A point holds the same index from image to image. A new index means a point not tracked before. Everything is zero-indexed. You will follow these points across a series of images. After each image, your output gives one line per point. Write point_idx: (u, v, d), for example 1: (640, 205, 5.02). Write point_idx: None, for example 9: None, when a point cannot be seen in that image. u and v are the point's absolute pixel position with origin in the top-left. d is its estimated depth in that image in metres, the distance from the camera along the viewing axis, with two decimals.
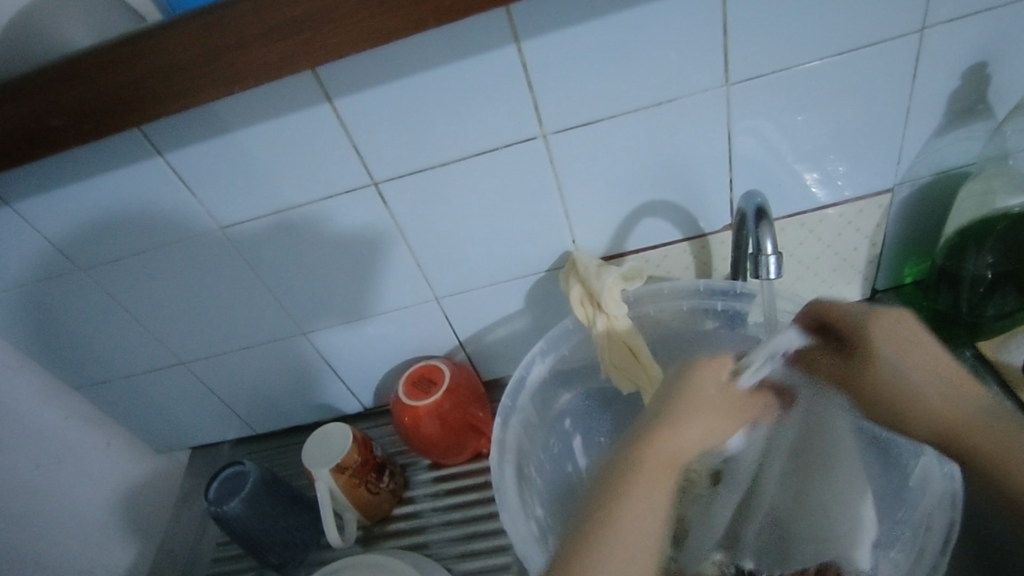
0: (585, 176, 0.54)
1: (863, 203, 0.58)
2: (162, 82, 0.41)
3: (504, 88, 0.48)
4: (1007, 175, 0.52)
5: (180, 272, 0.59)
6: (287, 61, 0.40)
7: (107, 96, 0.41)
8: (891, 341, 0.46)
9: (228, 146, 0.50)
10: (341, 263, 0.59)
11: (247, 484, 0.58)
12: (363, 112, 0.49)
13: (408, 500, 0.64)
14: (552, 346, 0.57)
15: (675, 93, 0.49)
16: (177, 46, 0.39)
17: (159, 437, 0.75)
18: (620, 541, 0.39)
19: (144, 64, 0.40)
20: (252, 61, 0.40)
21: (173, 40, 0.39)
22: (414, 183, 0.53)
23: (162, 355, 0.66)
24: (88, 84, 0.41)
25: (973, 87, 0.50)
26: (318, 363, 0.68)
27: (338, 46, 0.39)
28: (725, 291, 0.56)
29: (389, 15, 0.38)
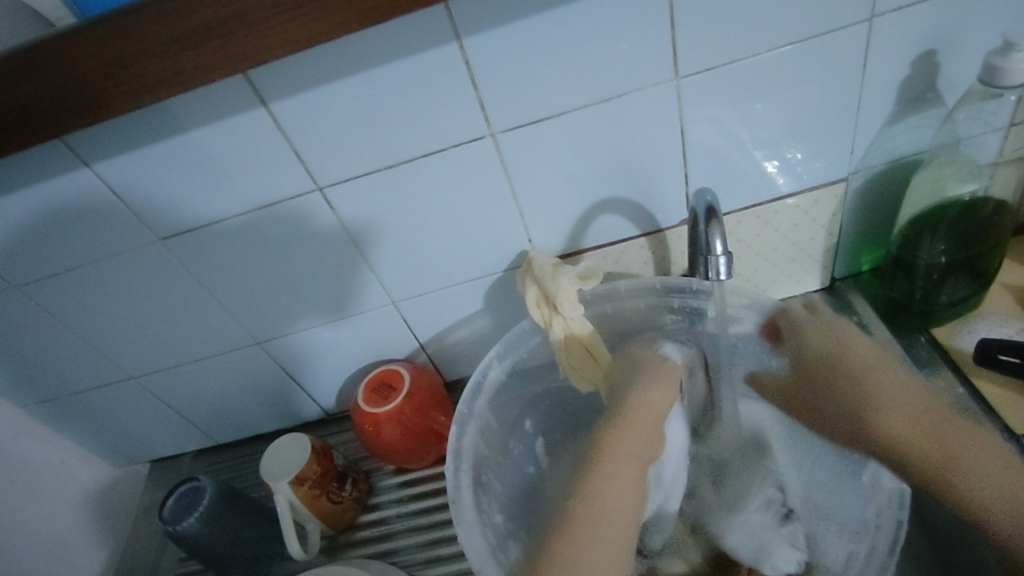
0: (537, 175, 0.52)
1: (818, 193, 0.57)
2: (72, 94, 0.38)
3: (447, 88, 0.46)
4: (958, 162, 0.54)
5: (123, 285, 0.57)
6: (204, 69, 0.38)
7: (18, 109, 0.39)
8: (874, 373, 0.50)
9: (160, 155, 0.48)
10: (292, 271, 0.57)
11: (204, 500, 0.56)
12: (301, 115, 0.47)
13: (373, 507, 0.63)
14: (510, 350, 0.56)
15: (624, 89, 0.48)
16: (83, 56, 0.37)
17: (116, 451, 0.73)
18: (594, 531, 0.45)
19: (49, 75, 0.38)
20: (165, 69, 0.38)
21: (78, 49, 0.37)
22: (360, 187, 0.51)
23: (112, 369, 0.64)
24: None
25: (922, 75, 0.50)
26: (276, 372, 0.66)
27: (261, 51, 0.37)
28: (683, 289, 0.55)
29: (311, 18, 0.36)
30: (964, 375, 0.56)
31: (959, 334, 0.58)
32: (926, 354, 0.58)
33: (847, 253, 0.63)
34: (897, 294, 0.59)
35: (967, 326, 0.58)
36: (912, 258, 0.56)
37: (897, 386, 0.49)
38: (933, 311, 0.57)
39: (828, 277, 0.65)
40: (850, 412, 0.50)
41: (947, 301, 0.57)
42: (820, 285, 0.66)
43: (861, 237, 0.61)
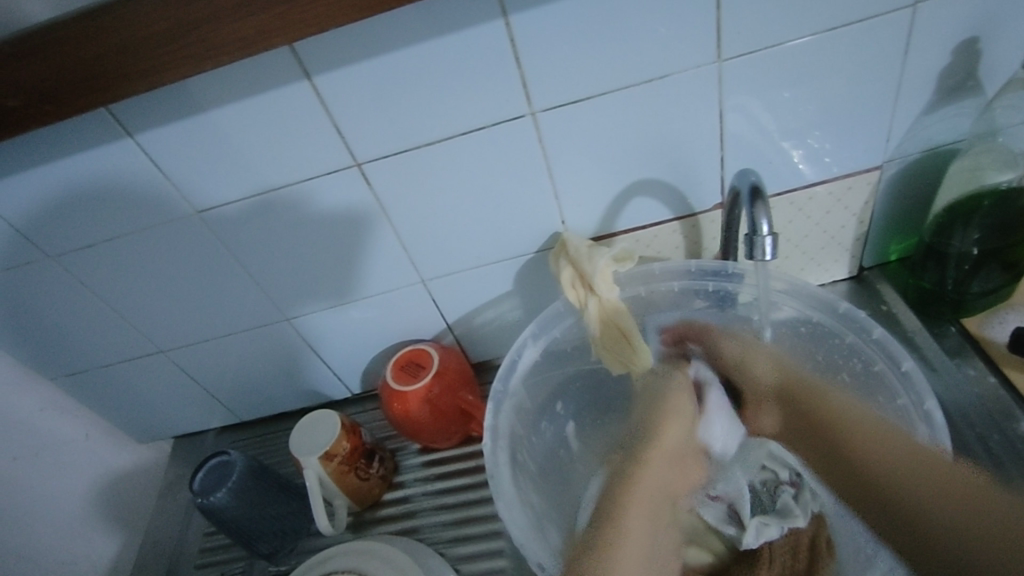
0: (574, 156, 0.53)
1: (853, 180, 0.57)
2: (129, 58, 0.39)
3: (491, 65, 0.46)
4: (997, 151, 0.53)
5: (158, 259, 0.57)
6: (263, 35, 0.39)
7: (75, 73, 0.40)
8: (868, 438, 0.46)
9: (201, 126, 0.48)
10: (325, 248, 0.58)
11: (233, 473, 0.56)
12: (343, 90, 0.47)
13: (398, 485, 0.64)
14: (545, 330, 0.55)
15: (666, 70, 0.48)
16: (143, 20, 0.37)
17: (140, 427, 0.74)
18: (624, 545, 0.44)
19: (110, 39, 0.38)
20: (224, 36, 0.38)
21: (139, 13, 0.37)
22: (398, 164, 0.52)
23: (141, 344, 0.64)
24: (50, 61, 0.39)
25: (963, 63, 0.50)
26: (303, 350, 0.67)
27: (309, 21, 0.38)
28: (717, 272, 0.55)
29: None
30: (995, 366, 0.56)
31: (989, 324, 0.58)
32: (956, 344, 0.59)
33: (877, 242, 0.63)
34: (928, 283, 0.59)
35: (997, 316, 0.58)
36: (944, 247, 0.56)
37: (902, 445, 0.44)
38: (965, 301, 0.58)
39: (855, 266, 0.65)
40: (891, 393, 0.50)
41: (978, 292, 0.57)
42: (847, 273, 0.66)
43: (892, 226, 0.62)
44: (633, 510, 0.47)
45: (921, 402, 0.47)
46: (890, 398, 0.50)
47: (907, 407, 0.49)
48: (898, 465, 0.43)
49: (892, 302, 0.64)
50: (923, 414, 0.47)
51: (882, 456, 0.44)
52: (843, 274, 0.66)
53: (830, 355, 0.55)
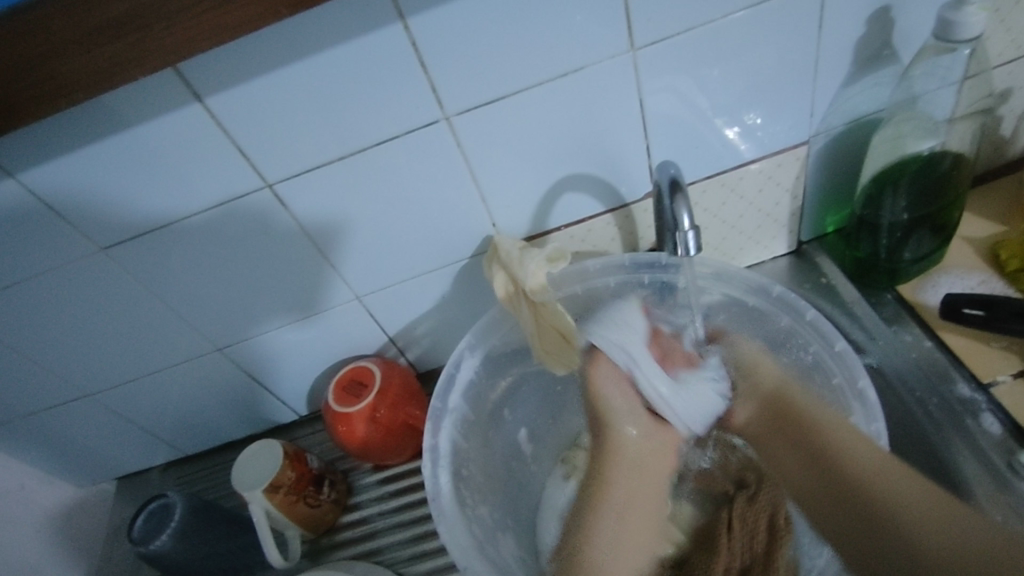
0: (497, 159, 0.51)
1: (781, 158, 0.57)
2: None
3: (394, 70, 0.44)
4: (916, 119, 0.54)
5: (67, 301, 0.53)
6: (124, 65, 0.36)
7: None
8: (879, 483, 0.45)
9: (91, 158, 0.45)
10: (248, 273, 0.55)
11: (174, 516, 0.54)
12: (240, 110, 0.44)
13: (354, 506, 0.62)
14: (480, 340, 0.55)
15: (579, 63, 0.46)
16: None
17: (79, 472, 0.70)
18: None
19: None
20: (85, 67, 0.35)
21: None
22: (311, 181, 0.49)
23: (65, 389, 0.61)
24: None
25: (878, 32, 0.49)
26: (240, 377, 0.64)
27: (178, 44, 0.35)
28: (653, 263, 0.55)
29: (233, 7, 0.34)
30: (932, 331, 0.56)
31: (925, 290, 0.59)
32: (892, 312, 0.59)
33: (813, 215, 0.63)
34: (863, 254, 0.59)
35: (930, 281, 0.59)
36: (875, 217, 0.56)
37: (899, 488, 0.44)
38: (898, 269, 0.58)
39: (794, 241, 0.65)
40: (825, 373, 0.53)
41: (910, 258, 0.58)
42: (786, 249, 0.66)
43: (824, 200, 0.62)
44: (603, 494, 0.49)
45: (855, 380, 0.50)
46: (828, 378, 0.52)
47: (841, 386, 0.51)
48: (883, 476, 0.45)
49: (831, 273, 0.64)
50: (857, 391, 0.50)
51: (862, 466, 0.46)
52: (781, 250, 0.66)
53: (769, 336, 0.57)
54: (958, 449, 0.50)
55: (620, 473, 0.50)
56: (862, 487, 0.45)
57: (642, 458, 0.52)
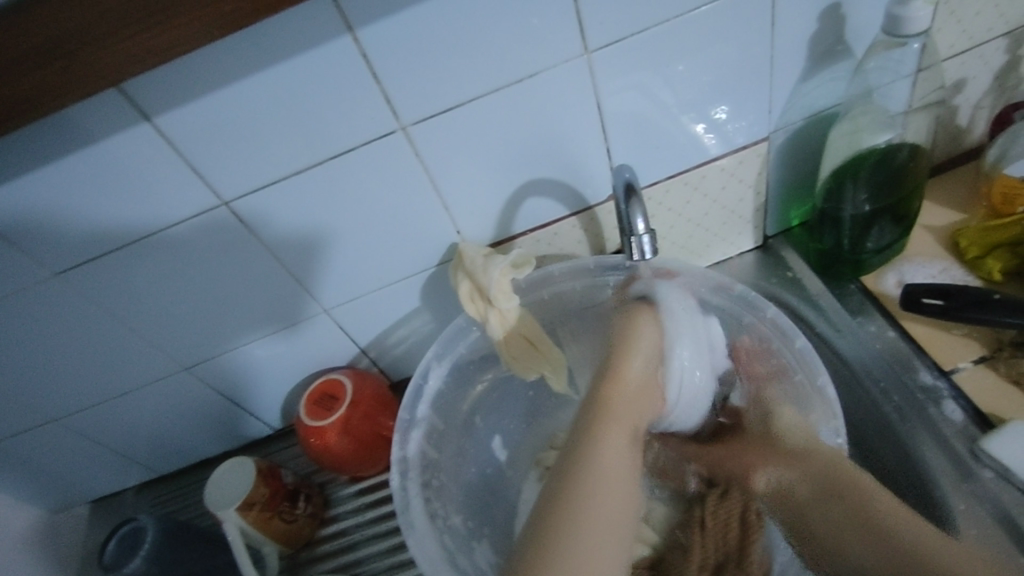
0: (457, 168, 0.51)
1: (742, 155, 0.57)
2: None
3: (346, 83, 0.43)
4: (872, 112, 0.54)
5: (25, 326, 0.52)
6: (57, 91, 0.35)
7: None
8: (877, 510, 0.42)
9: (39, 182, 0.44)
10: (211, 290, 0.54)
11: (146, 541, 0.53)
12: (190, 128, 0.43)
13: (331, 519, 0.62)
14: (447, 349, 0.54)
15: (535, 69, 0.46)
16: None
17: (51, 497, 0.69)
18: (589, 529, 0.38)
19: None
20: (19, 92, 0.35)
21: None
22: (270, 197, 0.48)
23: (31, 413, 0.60)
24: None
25: (830, 28, 0.50)
26: (211, 394, 0.63)
27: (112, 68, 0.34)
28: (617, 266, 0.55)
29: (168, 28, 0.33)
30: (895, 321, 0.57)
31: (887, 280, 0.60)
32: (858, 303, 0.60)
33: (778, 209, 0.63)
34: (828, 246, 0.60)
35: (893, 271, 0.60)
36: (837, 210, 0.57)
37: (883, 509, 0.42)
38: (862, 260, 0.59)
39: (760, 236, 0.66)
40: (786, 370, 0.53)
41: (873, 249, 0.58)
42: (752, 244, 0.66)
43: (787, 195, 0.62)
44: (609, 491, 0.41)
45: (815, 377, 0.51)
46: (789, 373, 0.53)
47: (803, 383, 0.52)
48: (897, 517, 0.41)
49: (797, 267, 0.65)
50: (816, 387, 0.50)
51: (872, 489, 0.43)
52: (748, 245, 0.66)
53: (734, 334, 0.57)
54: (919, 437, 0.51)
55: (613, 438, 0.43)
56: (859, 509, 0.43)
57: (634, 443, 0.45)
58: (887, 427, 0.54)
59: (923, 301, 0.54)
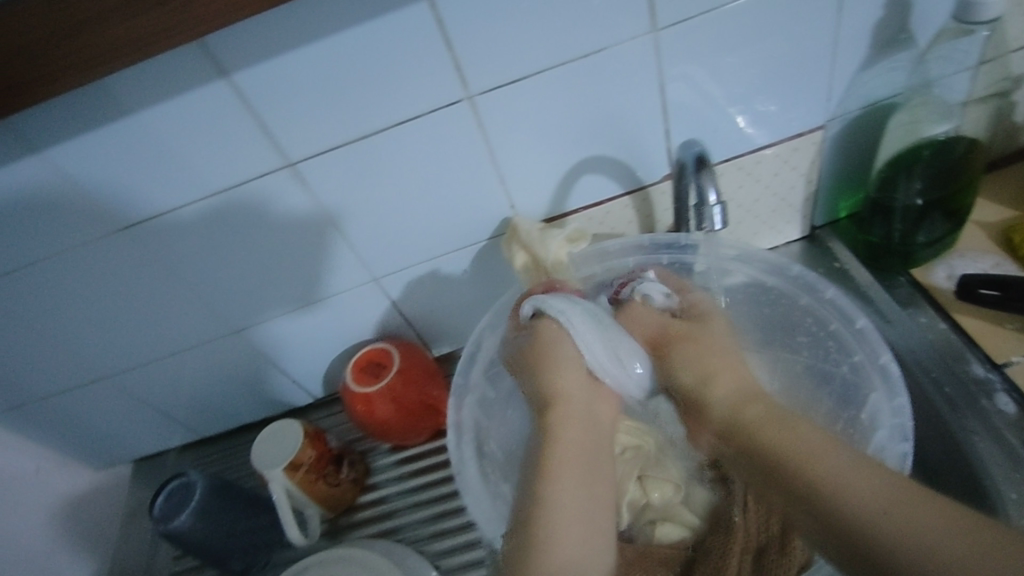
0: (516, 141, 0.51)
1: (797, 142, 0.57)
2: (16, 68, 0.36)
3: (418, 49, 0.44)
4: (931, 103, 0.54)
5: (87, 280, 0.54)
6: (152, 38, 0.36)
7: None
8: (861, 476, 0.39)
9: (116, 136, 0.45)
10: (267, 253, 0.55)
11: (195, 495, 0.55)
12: (264, 88, 0.44)
13: (372, 486, 0.63)
14: (502, 318, 0.56)
15: (601, 43, 0.47)
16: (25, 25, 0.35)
17: (95, 455, 0.71)
18: (561, 537, 0.42)
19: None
20: (117, 37, 0.36)
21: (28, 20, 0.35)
22: (333, 161, 0.49)
23: (84, 369, 0.61)
24: None
25: (896, 15, 0.50)
26: (257, 359, 0.64)
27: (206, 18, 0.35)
28: (671, 245, 0.56)
29: None
30: (946, 313, 0.57)
31: (939, 273, 0.59)
32: (907, 295, 0.59)
33: (828, 200, 0.63)
34: (877, 238, 0.60)
35: (944, 264, 0.59)
36: (890, 200, 0.56)
37: (872, 485, 0.38)
38: (912, 253, 0.59)
39: (807, 226, 0.66)
40: (845, 350, 0.51)
41: (924, 242, 0.58)
42: (799, 234, 0.66)
43: (837, 186, 0.62)
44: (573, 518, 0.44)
45: (877, 355, 0.48)
46: (847, 354, 0.51)
47: (862, 362, 0.49)
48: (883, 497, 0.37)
49: (845, 258, 0.65)
50: (879, 366, 0.48)
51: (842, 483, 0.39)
52: (794, 235, 0.66)
53: (787, 314, 0.56)
54: (973, 428, 0.51)
55: (565, 458, 0.47)
56: (835, 476, 0.39)
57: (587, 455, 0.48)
58: (941, 420, 0.54)
59: (983, 291, 0.54)
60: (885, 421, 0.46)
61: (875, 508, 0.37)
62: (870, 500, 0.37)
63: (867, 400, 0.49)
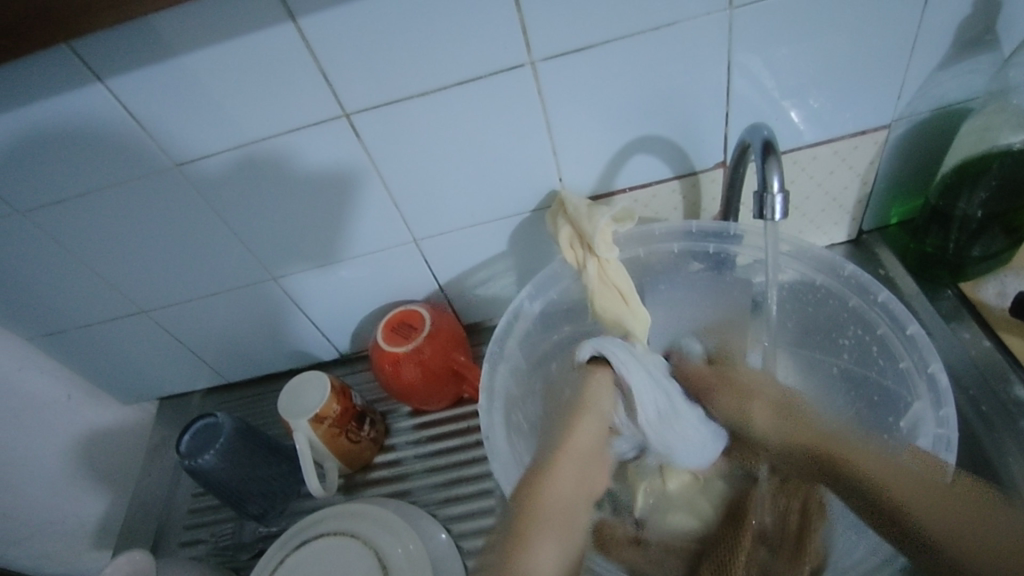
0: (574, 112, 0.50)
1: (860, 140, 0.56)
2: None
3: (489, 9, 0.43)
4: (1008, 113, 0.50)
5: (134, 214, 0.54)
6: None
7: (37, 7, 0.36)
8: (925, 505, 0.42)
9: (178, 72, 0.45)
10: (312, 205, 0.55)
11: (222, 436, 0.55)
12: (329, 34, 0.43)
13: (389, 447, 0.63)
14: (541, 291, 0.56)
15: (675, 18, 0.45)
16: None
17: (124, 389, 0.72)
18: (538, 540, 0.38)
19: None
20: None
21: None
22: (388, 116, 0.49)
23: (122, 303, 0.62)
24: None
25: (984, 14, 0.47)
26: (290, 309, 0.65)
27: None
28: (720, 233, 0.54)
29: None
30: (991, 330, 0.56)
31: (989, 288, 0.58)
32: (951, 307, 0.58)
33: (880, 204, 0.62)
34: (930, 247, 0.58)
35: (995, 279, 0.58)
36: (949, 209, 0.55)
37: (917, 489, 0.43)
38: (964, 265, 0.57)
39: (855, 229, 0.64)
40: (892, 356, 0.50)
41: (978, 256, 0.56)
42: (845, 236, 0.65)
43: (894, 190, 0.60)
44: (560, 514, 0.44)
45: (925, 363, 0.47)
46: (895, 359, 0.50)
47: (909, 369, 0.49)
48: (907, 494, 0.43)
49: (890, 265, 0.63)
50: (927, 375, 0.47)
51: (867, 487, 0.45)
52: (841, 237, 0.65)
53: (830, 317, 0.55)
54: (1009, 449, 0.50)
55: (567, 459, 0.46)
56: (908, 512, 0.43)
57: (588, 463, 0.47)
58: (973, 440, 0.52)
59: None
60: (928, 432, 0.46)
61: (916, 508, 0.42)
62: (941, 525, 0.41)
63: (909, 407, 0.49)
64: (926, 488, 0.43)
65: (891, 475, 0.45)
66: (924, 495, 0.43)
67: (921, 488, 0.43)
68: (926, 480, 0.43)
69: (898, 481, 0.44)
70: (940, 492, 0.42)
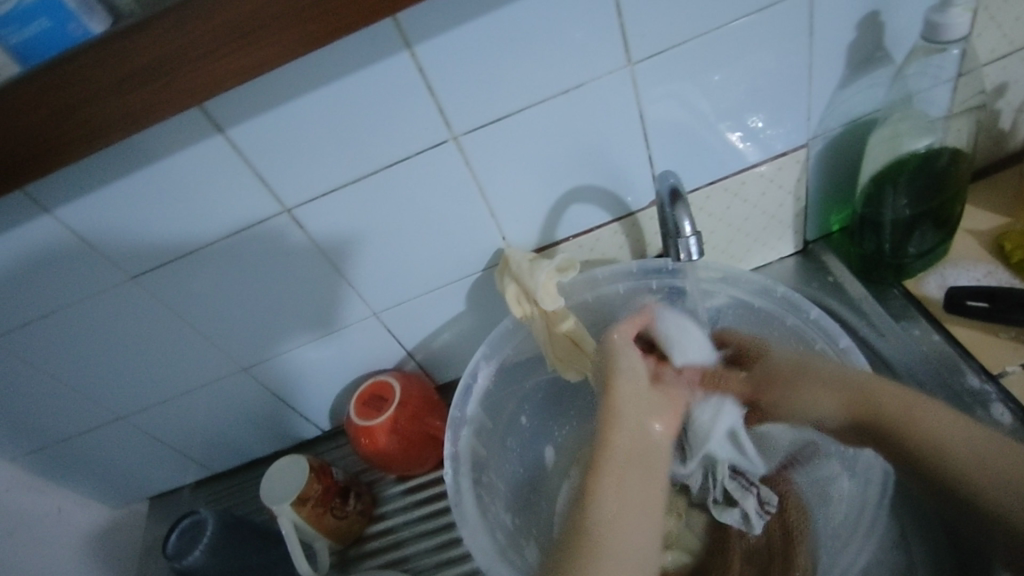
0: (503, 176, 0.53)
1: (782, 161, 0.58)
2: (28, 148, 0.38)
3: (404, 99, 0.46)
4: (912, 118, 0.55)
5: (98, 328, 0.56)
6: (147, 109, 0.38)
7: None
8: (938, 442, 0.44)
9: (122, 192, 0.47)
10: (269, 294, 0.57)
11: (207, 531, 0.56)
12: (259, 139, 0.46)
13: (380, 517, 0.64)
14: (496, 349, 0.58)
15: (582, 79, 0.48)
16: (29, 108, 0.36)
17: (113, 493, 0.73)
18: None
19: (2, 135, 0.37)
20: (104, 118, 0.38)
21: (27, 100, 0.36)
22: (329, 204, 0.51)
23: (99, 411, 0.63)
24: None
25: (870, 36, 0.51)
26: (267, 395, 0.66)
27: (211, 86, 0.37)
28: (660, 270, 0.59)
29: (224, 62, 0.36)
30: (939, 324, 0.57)
31: (930, 283, 0.60)
32: (900, 306, 0.60)
33: (818, 214, 0.64)
34: (868, 251, 0.60)
35: (935, 274, 0.60)
36: (878, 214, 0.57)
37: (946, 440, 0.44)
38: (905, 265, 0.59)
39: (800, 241, 0.67)
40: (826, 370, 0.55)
41: (915, 254, 0.59)
42: (792, 250, 0.67)
43: (828, 201, 0.63)
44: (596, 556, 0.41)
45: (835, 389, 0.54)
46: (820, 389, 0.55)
47: None
48: (947, 454, 0.43)
49: (838, 272, 0.65)
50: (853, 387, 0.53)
51: (930, 444, 0.44)
52: (787, 251, 0.67)
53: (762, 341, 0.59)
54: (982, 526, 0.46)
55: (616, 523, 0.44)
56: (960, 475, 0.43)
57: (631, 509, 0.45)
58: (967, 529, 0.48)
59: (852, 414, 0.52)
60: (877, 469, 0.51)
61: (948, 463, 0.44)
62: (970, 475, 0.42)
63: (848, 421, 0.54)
64: (940, 425, 0.44)
65: (917, 413, 0.45)
66: (964, 440, 0.43)
67: (952, 435, 0.44)
68: (954, 433, 0.43)
69: (922, 428, 0.45)
70: (987, 447, 0.42)
